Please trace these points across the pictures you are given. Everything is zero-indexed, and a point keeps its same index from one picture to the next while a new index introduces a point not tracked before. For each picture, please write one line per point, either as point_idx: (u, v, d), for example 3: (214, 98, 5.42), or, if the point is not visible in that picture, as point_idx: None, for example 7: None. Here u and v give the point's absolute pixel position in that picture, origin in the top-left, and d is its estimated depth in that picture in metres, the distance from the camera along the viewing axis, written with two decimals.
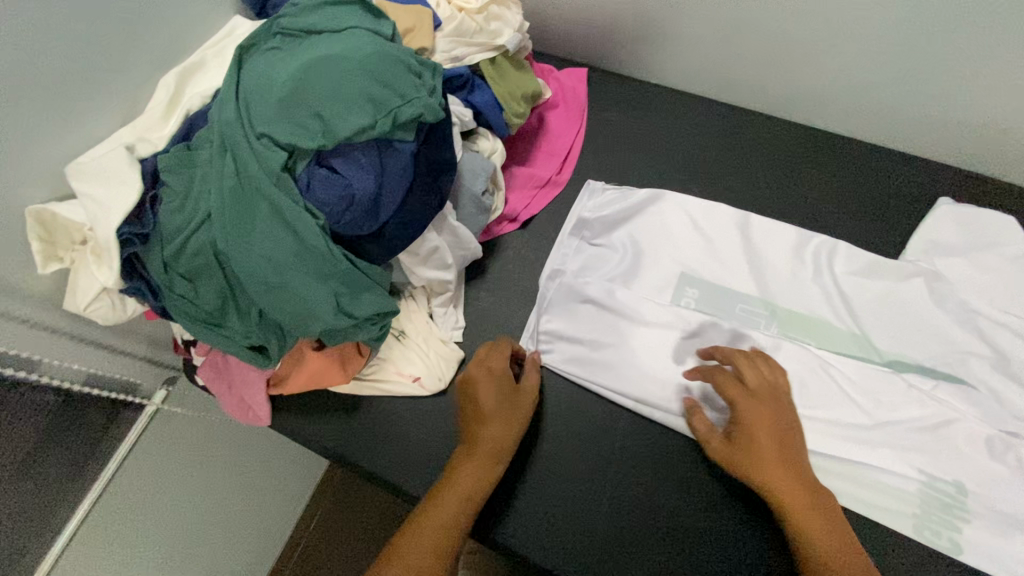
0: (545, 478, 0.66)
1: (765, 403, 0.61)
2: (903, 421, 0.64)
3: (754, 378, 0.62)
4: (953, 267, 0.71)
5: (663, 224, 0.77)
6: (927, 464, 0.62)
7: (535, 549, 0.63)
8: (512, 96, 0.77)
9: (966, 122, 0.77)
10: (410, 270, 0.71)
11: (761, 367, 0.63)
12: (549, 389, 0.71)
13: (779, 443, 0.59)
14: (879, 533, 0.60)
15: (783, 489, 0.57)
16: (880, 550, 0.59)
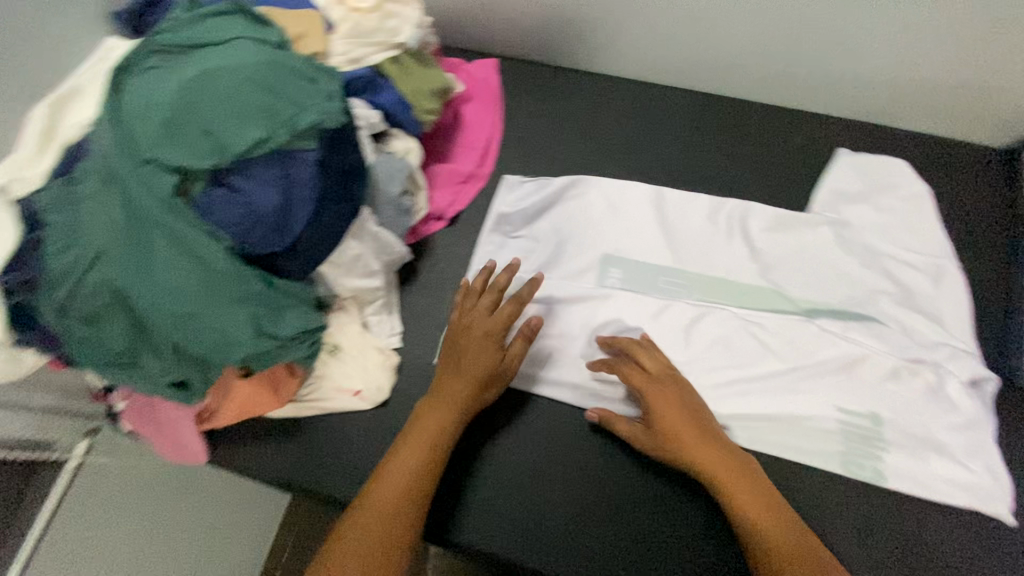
0: (513, 478, 0.66)
1: (670, 386, 0.65)
2: (828, 364, 0.68)
3: (654, 364, 0.67)
4: (858, 213, 0.76)
5: (583, 209, 0.80)
6: (847, 402, 0.66)
7: (497, 545, 0.64)
8: (420, 94, 0.75)
9: (857, 76, 0.80)
10: (334, 280, 0.68)
11: (657, 354, 0.68)
12: (524, 396, 0.71)
13: (690, 422, 0.63)
14: (812, 474, 0.64)
15: (705, 459, 0.61)
16: (814, 488, 0.63)
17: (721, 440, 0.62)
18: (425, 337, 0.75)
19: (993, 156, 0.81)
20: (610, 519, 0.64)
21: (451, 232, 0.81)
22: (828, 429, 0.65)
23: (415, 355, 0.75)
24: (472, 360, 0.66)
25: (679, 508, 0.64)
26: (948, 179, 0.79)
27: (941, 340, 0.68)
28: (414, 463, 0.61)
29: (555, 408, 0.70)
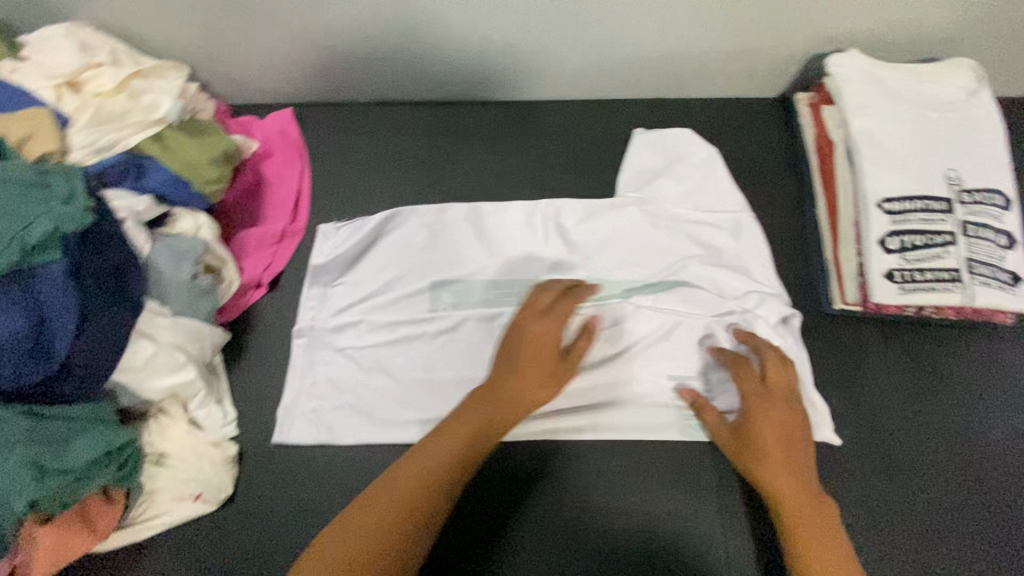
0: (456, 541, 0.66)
1: (774, 398, 0.63)
2: (653, 338, 0.71)
3: (776, 369, 0.64)
4: (661, 187, 0.79)
5: (404, 241, 0.78)
6: (673, 368, 0.70)
7: None
8: (199, 163, 0.70)
9: (638, 56, 0.81)
10: (137, 387, 0.63)
11: (784, 364, 0.65)
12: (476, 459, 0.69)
13: (781, 426, 0.61)
14: (656, 447, 0.69)
15: (779, 488, 0.58)
16: (665, 461, 0.68)
17: (801, 462, 0.60)
18: (266, 415, 0.72)
19: (774, 107, 0.85)
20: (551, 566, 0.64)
21: (274, 298, 0.78)
22: (663, 402, 0.69)
23: (258, 436, 0.71)
24: (532, 358, 0.64)
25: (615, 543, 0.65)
26: (735, 134, 0.83)
27: (749, 289, 0.72)
28: (458, 440, 0.60)
29: (405, 452, 0.69)
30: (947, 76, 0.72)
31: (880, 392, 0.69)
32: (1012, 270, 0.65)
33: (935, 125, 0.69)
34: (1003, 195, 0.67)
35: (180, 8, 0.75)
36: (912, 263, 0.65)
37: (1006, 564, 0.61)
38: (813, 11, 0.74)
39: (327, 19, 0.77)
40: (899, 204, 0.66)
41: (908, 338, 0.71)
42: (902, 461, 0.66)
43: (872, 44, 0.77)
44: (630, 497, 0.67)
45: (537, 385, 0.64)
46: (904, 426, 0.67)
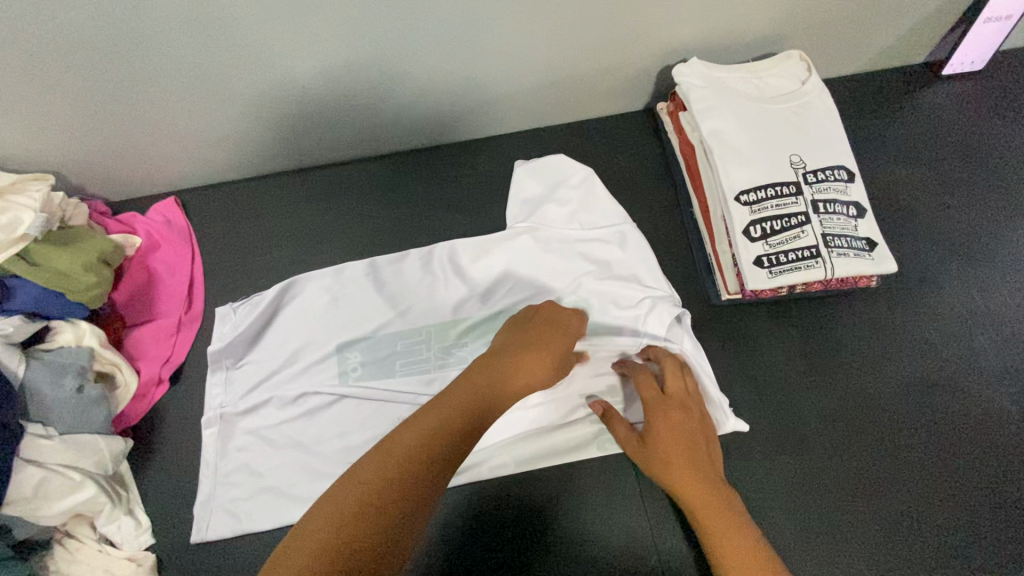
0: None
1: (669, 405, 0.66)
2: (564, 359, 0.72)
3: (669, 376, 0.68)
4: (547, 213, 0.81)
5: (305, 309, 0.77)
6: (584, 386, 0.72)
7: None
8: (73, 272, 0.69)
9: (502, 96, 0.84)
10: (33, 516, 0.61)
11: (682, 373, 0.68)
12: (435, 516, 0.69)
13: (683, 432, 0.64)
14: (581, 467, 0.70)
15: (686, 490, 0.61)
16: (592, 479, 0.70)
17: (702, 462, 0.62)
18: (183, 513, 0.70)
19: (639, 121, 0.91)
20: None
21: (180, 391, 0.76)
22: (578, 421, 0.71)
23: (177, 538, 0.69)
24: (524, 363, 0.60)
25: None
26: (608, 151, 0.88)
27: (642, 296, 0.74)
28: (448, 415, 0.53)
29: None
30: (782, 67, 0.78)
31: (776, 369, 0.73)
32: (866, 237, 0.70)
33: (777, 117, 0.75)
34: (846, 169, 0.72)
35: (32, 123, 0.74)
36: (776, 247, 0.69)
37: (908, 507, 0.67)
38: (655, 34, 0.78)
39: (190, 111, 0.77)
40: (754, 195, 0.71)
41: (794, 314, 0.76)
42: (804, 430, 0.70)
43: (714, 51, 0.83)
44: (580, 529, 0.68)
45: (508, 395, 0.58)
46: (802, 396, 0.72)
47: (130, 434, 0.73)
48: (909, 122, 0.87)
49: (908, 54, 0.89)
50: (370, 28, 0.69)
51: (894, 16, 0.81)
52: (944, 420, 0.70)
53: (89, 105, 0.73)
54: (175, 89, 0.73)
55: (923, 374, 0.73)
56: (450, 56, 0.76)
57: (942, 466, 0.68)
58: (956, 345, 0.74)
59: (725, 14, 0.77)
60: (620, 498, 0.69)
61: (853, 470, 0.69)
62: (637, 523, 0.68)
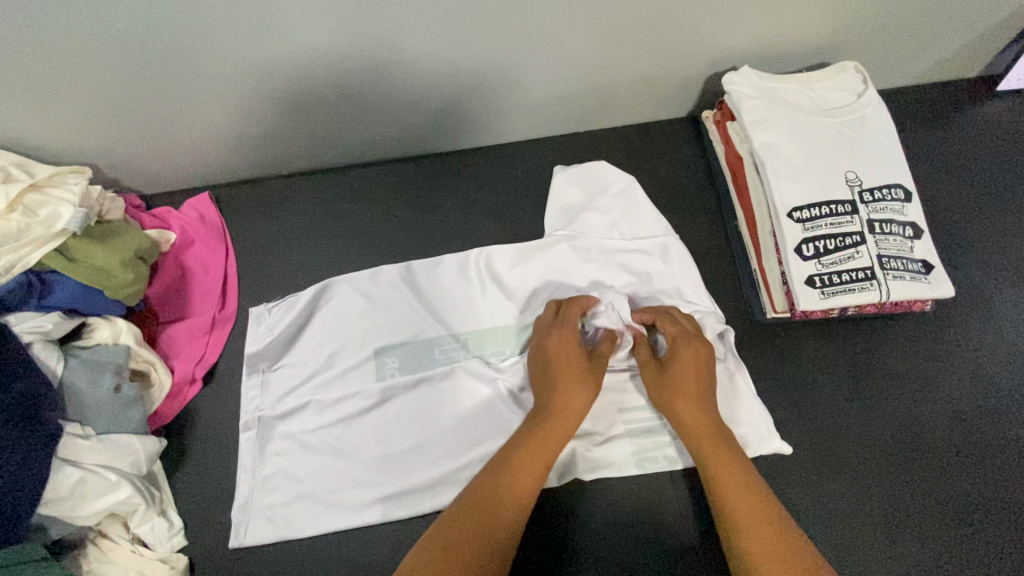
0: None
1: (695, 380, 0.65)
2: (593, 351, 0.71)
3: (690, 369, 0.65)
4: (587, 222, 0.79)
5: (339, 312, 0.77)
6: (623, 402, 0.71)
7: None
8: (111, 270, 0.67)
9: (545, 99, 0.83)
10: (69, 516, 0.60)
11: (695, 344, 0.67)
12: None
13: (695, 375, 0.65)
14: (623, 482, 0.69)
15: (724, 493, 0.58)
16: (641, 479, 0.69)
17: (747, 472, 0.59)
18: (218, 516, 0.69)
19: (682, 129, 0.88)
20: (597, 536, 0.67)
21: (214, 390, 0.76)
22: (617, 437, 0.70)
23: (211, 541, 0.68)
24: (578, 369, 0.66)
25: (648, 510, 0.68)
26: (651, 159, 0.86)
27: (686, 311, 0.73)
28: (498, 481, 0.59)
29: (370, 534, 0.67)
30: (838, 78, 0.75)
31: (821, 392, 0.71)
32: (922, 260, 0.68)
33: (832, 130, 0.73)
34: (903, 188, 0.70)
35: (75, 117, 0.73)
36: (829, 266, 0.67)
37: (961, 537, 0.64)
38: (706, 42, 0.76)
39: (230, 107, 0.76)
40: (807, 212, 0.69)
41: (843, 335, 0.74)
42: (851, 456, 0.68)
43: (763, 61, 0.81)
44: (652, 486, 0.69)
45: (570, 403, 0.64)
46: (848, 420, 0.70)
47: (163, 433, 0.73)
48: (963, 139, 0.84)
49: (963, 67, 0.86)
50: (417, 28, 0.68)
51: (952, 27, 0.79)
52: (998, 451, 0.68)
53: (132, 98, 0.73)
54: (219, 86, 0.73)
55: (975, 402, 0.70)
56: (493, 59, 0.74)
57: (996, 498, 0.66)
58: (1014, 372, 0.71)
59: (780, 22, 0.74)
60: (658, 521, 0.67)
61: (902, 498, 0.66)
62: (678, 546, 0.66)
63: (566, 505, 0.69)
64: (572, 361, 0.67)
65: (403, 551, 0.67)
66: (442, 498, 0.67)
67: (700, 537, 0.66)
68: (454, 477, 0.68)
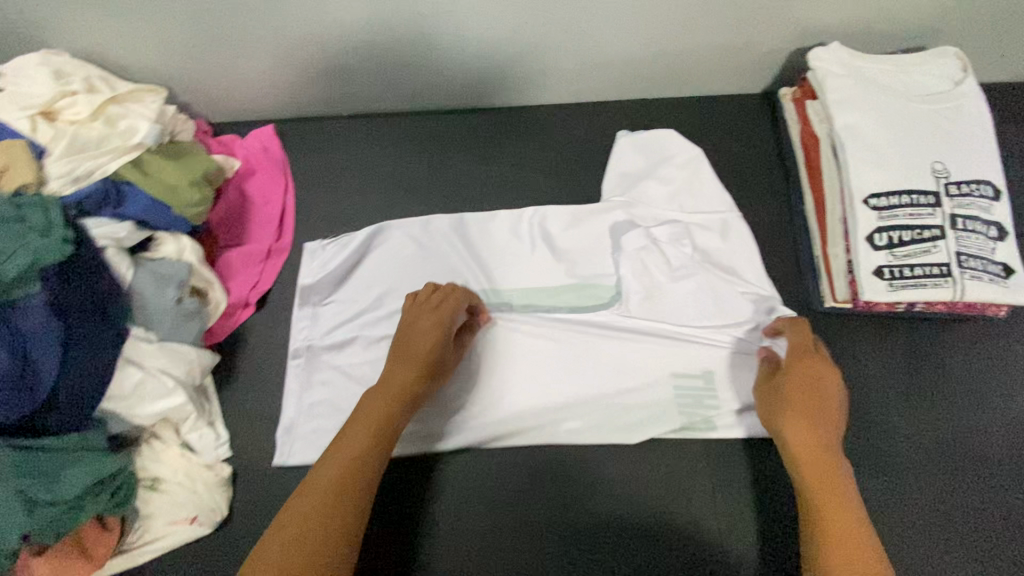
0: (532, 482, 0.70)
1: (817, 409, 0.61)
2: (642, 316, 0.73)
3: (803, 393, 0.62)
4: (646, 190, 0.78)
5: (390, 255, 0.78)
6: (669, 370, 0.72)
7: (512, 536, 0.68)
8: (180, 187, 0.69)
9: (616, 60, 0.80)
10: (129, 414, 0.63)
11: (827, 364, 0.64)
12: (555, 417, 0.71)
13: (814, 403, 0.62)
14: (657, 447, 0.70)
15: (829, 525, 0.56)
16: (676, 446, 0.71)
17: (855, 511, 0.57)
18: (262, 434, 0.72)
19: (756, 105, 0.85)
20: (619, 497, 0.69)
21: (265, 316, 0.78)
22: (657, 402, 0.71)
23: (254, 457, 0.71)
24: (389, 376, 0.65)
25: (675, 480, 0.69)
26: (720, 132, 0.83)
27: (741, 291, 0.73)
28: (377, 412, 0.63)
29: (412, 464, 0.71)
30: (934, 64, 0.71)
31: (874, 389, 0.69)
32: (1003, 262, 0.64)
33: (921, 116, 0.68)
34: (993, 186, 0.66)
35: (155, 36, 0.75)
36: (901, 258, 0.64)
37: (1000, 551, 0.62)
38: (797, 13, 0.72)
39: (303, 41, 0.76)
40: (886, 200, 0.66)
41: (903, 334, 0.71)
42: (897, 457, 0.66)
43: (854, 39, 0.76)
44: (685, 458, 0.70)
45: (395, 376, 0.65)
46: (900, 420, 0.67)
47: (215, 349, 0.76)
48: None
49: None
50: None
51: None
52: None
53: (211, 23, 0.73)
54: (296, 18, 0.73)
55: None
56: (570, 13, 0.72)
57: None
58: None
59: None
60: (664, 508, 0.68)
61: (943, 504, 0.64)
62: (701, 516, 0.68)
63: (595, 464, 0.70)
64: (408, 349, 0.66)
65: (442, 478, 0.71)
66: (483, 439, 0.71)
67: (724, 510, 0.68)
68: (496, 420, 0.71)
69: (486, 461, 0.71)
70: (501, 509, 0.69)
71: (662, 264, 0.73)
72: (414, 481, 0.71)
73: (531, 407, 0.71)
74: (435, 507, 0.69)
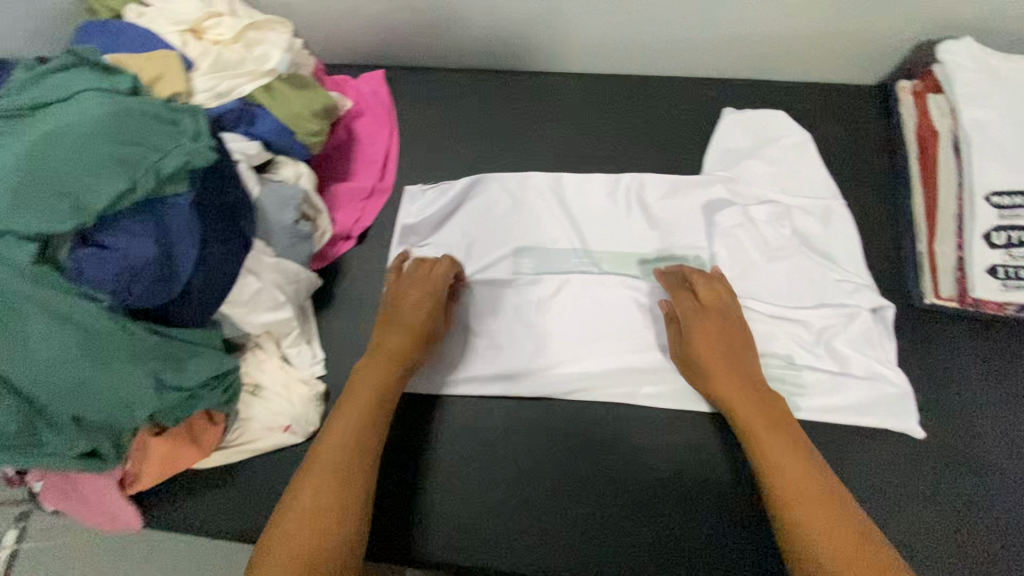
0: (599, 444, 0.68)
1: (737, 362, 0.66)
2: (734, 291, 0.73)
3: (711, 346, 0.66)
4: (749, 168, 0.78)
5: (487, 206, 0.81)
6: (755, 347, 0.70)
7: (568, 498, 0.66)
8: (302, 115, 0.73)
9: (731, 35, 0.81)
10: (241, 320, 0.66)
11: (717, 291, 0.70)
12: (638, 381, 0.70)
13: (731, 360, 0.66)
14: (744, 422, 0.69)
15: (779, 475, 0.57)
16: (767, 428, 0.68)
17: (806, 463, 0.58)
18: (353, 360, 0.75)
19: (869, 95, 0.83)
20: (693, 473, 0.66)
21: (364, 250, 0.81)
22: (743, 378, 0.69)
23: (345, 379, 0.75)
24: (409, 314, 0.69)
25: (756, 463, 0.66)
26: (830, 118, 0.82)
27: (839, 278, 0.72)
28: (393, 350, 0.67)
29: (490, 407, 0.71)
30: None
31: (972, 390, 0.67)
32: None
33: None
34: None
35: None
36: (1019, 259, 0.65)
37: None
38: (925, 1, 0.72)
39: None
40: (1008, 198, 0.65)
41: (1008, 340, 0.69)
42: (993, 460, 0.64)
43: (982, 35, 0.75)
44: None
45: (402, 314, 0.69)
46: (997, 424, 0.65)
47: None
48: None
49: None
50: None
51: None
52: None
53: None
54: None
55: None
56: None
57: None
58: None
59: None
60: (668, 493, 0.65)
61: None
62: None
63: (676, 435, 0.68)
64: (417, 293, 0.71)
65: (520, 425, 0.70)
66: (563, 391, 0.71)
67: None
68: (575, 376, 0.71)
69: (556, 418, 0.70)
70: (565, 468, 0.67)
71: (754, 243, 0.75)
72: (470, 424, 0.70)
73: (613, 367, 0.71)
74: (463, 453, 0.69)
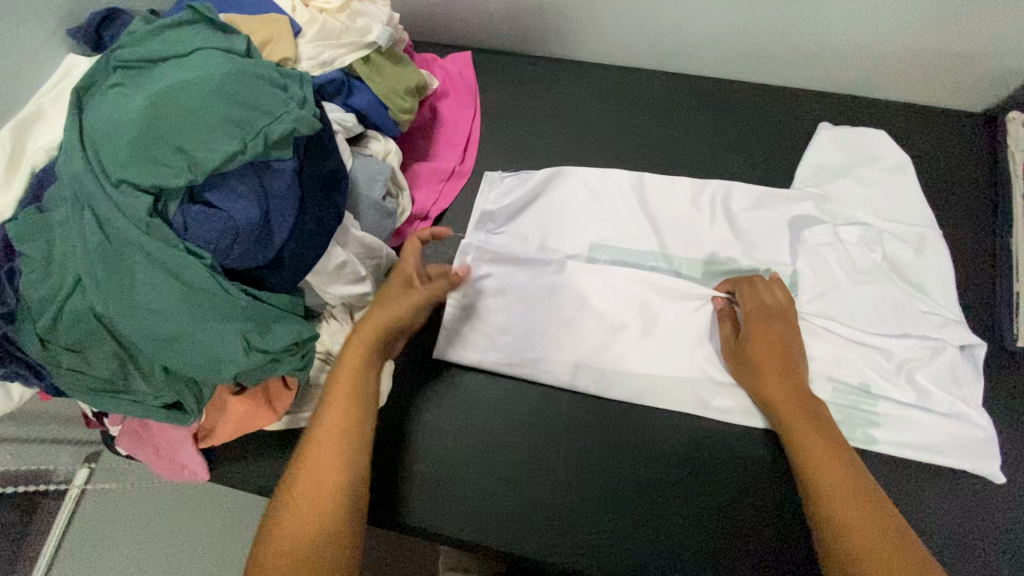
0: (640, 445, 0.67)
1: (784, 359, 0.65)
2: (820, 313, 0.70)
3: (765, 348, 0.66)
4: (841, 187, 0.76)
5: (566, 199, 0.80)
6: (835, 372, 0.68)
7: (597, 491, 0.64)
8: (396, 92, 0.74)
9: (835, 47, 0.79)
10: (321, 288, 0.67)
11: (777, 292, 0.69)
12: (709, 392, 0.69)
13: (779, 357, 0.65)
14: None
15: (822, 476, 0.56)
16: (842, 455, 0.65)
17: (854, 468, 0.57)
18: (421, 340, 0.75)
19: (973, 124, 0.80)
20: (742, 487, 0.64)
21: (439, 231, 0.81)
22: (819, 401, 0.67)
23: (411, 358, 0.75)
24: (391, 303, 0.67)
25: None
26: (930, 142, 0.79)
27: (929, 309, 0.69)
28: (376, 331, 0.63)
29: (548, 402, 0.70)
30: None
31: None
32: None
33: None
34: None
35: None
36: None
37: None
38: None
39: None
40: None
41: None
42: None
43: None
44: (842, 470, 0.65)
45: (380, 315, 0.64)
46: None
47: None
48: None
49: None
50: None
51: None
52: None
53: None
54: None
55: None
56: None
57: None
58: None
59: None
60: (711, 506, 0.63)
61: None
62: None
63: (730, 450, 0.66)
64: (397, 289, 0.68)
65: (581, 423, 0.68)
66: (632, 396, 0.69)
67: None
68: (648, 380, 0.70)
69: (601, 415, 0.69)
70: (601, 462, 0.66)
71: (844, 264, 0.71)
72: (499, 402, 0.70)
73: (686, 375, 0.70)
74: (482, 427, 0.69)
